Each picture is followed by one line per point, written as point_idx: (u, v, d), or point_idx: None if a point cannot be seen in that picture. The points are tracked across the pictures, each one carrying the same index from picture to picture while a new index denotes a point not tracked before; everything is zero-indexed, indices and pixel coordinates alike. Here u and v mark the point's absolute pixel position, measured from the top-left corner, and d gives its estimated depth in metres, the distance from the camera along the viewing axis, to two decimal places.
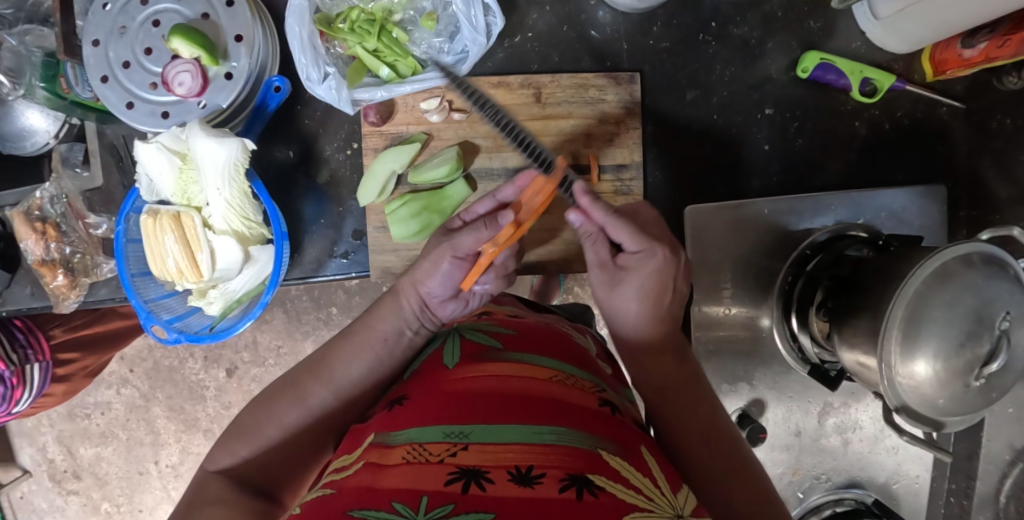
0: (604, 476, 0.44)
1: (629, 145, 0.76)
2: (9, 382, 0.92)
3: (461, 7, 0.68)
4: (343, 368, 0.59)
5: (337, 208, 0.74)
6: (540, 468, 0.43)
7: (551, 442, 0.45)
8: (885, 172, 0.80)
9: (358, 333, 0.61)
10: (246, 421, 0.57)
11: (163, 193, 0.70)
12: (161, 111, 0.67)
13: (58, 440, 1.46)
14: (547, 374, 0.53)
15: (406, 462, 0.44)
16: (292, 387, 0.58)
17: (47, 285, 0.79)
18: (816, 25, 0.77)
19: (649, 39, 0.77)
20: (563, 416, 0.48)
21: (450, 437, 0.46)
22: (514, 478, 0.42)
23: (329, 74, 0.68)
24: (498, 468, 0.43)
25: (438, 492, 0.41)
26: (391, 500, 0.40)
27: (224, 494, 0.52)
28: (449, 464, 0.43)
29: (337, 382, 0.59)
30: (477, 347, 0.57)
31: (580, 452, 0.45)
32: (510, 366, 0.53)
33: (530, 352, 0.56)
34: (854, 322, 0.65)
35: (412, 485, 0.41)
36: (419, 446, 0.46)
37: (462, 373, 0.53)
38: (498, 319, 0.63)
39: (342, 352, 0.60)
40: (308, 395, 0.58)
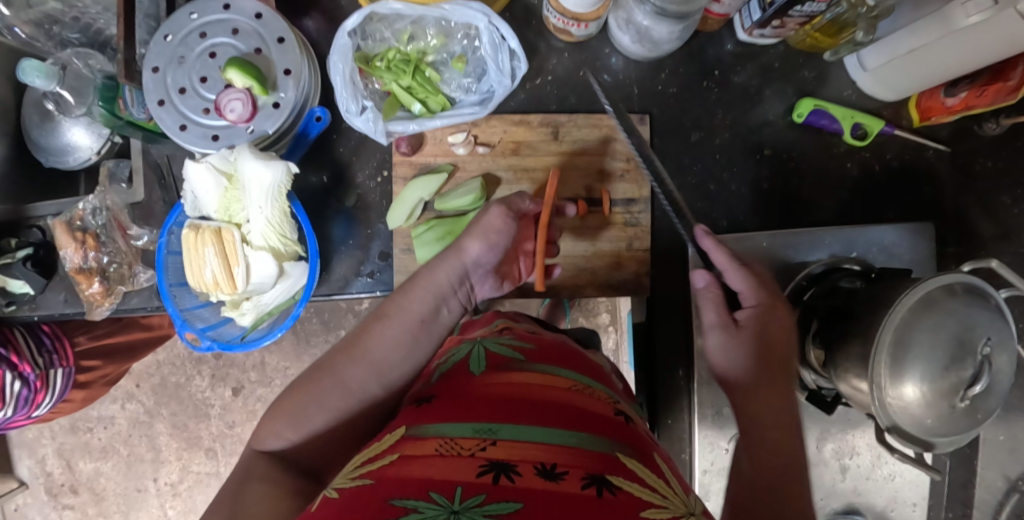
0: (622, 476, 0.48)
1: (637, 181, 0.82)
2: (34, 385, 0.95)
3: (490, 51, 0.74)
4: (380, 350, 0.63)
5: (365, 231, 0.79)
6: (563, 466, 0.47)
7: (574, 443, 0.50)
8: (876, 210, 0.86)
9: (388, 317, 0.64)
10: (286, 403, 0.61)
11: (205, 209, 0.75)
12: (212, 134, 0.72)
13: (59, 453, 1.48)
14: (568, 383, 0.58)
15: (439, 453, 0.48)
16: (329, 369, 0.62)
17: (83, 292, 0.84)
18: (811, 75, 0.85)
19: (657, 85, 0.84)
20: (583, 422, 0.53)
21: (480, 433, 0.50)
22: (541, 472, 0.47)
23: (366, 107, 0.75)
24: (525, 463, 0.47)
25: (471, 483, 0.45)
26: (428, 489, 0.45)
27: (274, 477, 0.57)
28: (479, 458, 0.48)
29: (374, 366, 0.63)
30: (499, 357, 0.62)
31: (600, 454, 0.49)
32: (532, 375, 0.58)
33: (550, 363, 0.61)
34: (847, 347, 0.70)
35: (445, 476, 0.46)
36: (450, 440, 0.50)
37: (494, 378, 0.58)
38: (518, 335, 0.68)
39: (376, 333, 0.63)
40: (347, 378, 0.62)
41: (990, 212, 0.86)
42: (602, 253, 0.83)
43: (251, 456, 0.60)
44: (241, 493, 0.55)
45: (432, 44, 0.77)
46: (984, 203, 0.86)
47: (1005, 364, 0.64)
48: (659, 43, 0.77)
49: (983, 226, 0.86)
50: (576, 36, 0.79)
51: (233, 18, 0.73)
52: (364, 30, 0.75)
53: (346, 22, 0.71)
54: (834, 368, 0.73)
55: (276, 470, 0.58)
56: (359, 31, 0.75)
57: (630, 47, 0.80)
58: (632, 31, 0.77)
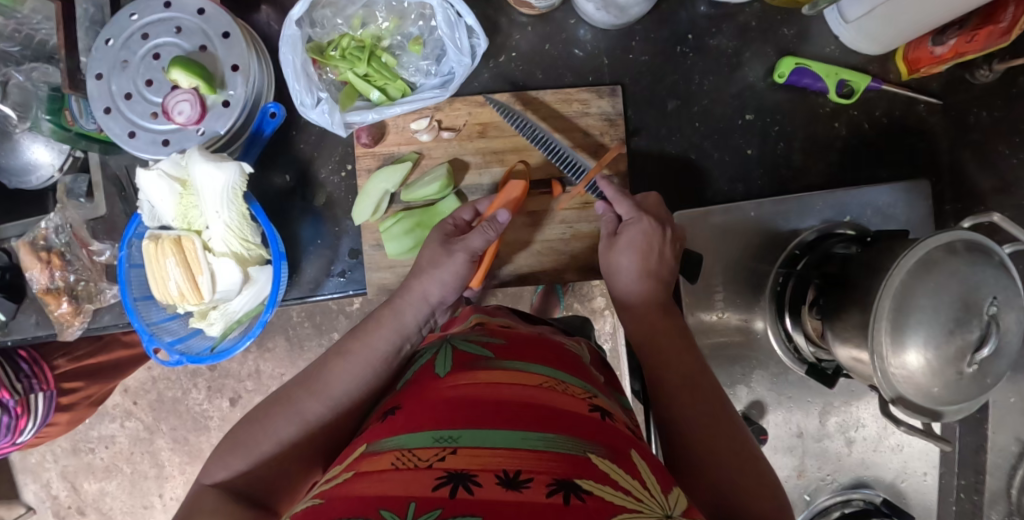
0: (593, 480, 0.45)
1: (614, 155, 0.75)
2: (15, 411, 0.94)
3: (446, 30, 0.70)
4: (339, 383, 0.61)
5: (333, 229, 0.76)
6: (528, 473, 0.44)
7: (541, 447, 0.46)
8: (868, 171, 0.83)
9: (349, 346, 0.63)
10: (240, 435, 0.59)
11: (164, 218, 0.72)
12: (162, 139, 0.70)
13: (63, 476, 1.47)
14: (540, 380, 0.55)
15: (395, 467, 0.45)
16: (286, 403, 0.60)
17: (52, 313, 0.82)
18: (791, 32, 0.80)
19: (628, 54, 0.78)
20: (552, 422, 0.49)
21: (439, 442, 0.47)
22: (502, 482, 0.44)
23: (321, 99, 0.71)
24: (486, 472, 0.44)
25: (426, 497, 0.42)
26: (378, 506, 0.42)
27: (221, 507, 0.53)
28: (437, 469, 0.45)
29: (333, 394, 0.61)
30: (467, 355, 0.59)
31: (567, 456, 0.46)
32: (498, 374, 0.55)
33: (520, 359, 0.58)
34: (844, 316, 0.67)
35: (399, 491, 0.43)
36: (408, 451, 0.47)
37: (458, 380, 0.55)
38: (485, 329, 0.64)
39: (335, 366, 0.62)
40: (303, 409, 0.60)
41: None
42: (581, 234, 0.76)
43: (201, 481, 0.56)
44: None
45: (385, 27, 0.73)
46: None
47: (1015, 323, 0.60)
48: (626, 8, 0.72)
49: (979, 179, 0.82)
50: (539, 8, 0.74)
51: (176, 16, 0.70)
52: (312, 17, 0.71)
53: (292, 11, 0.67)
54: (831, 339, 0.70)
55: (226, 503, 0.54)
56: (307, 19, 0.71)
57: (595, 15, 0.74)
58: None
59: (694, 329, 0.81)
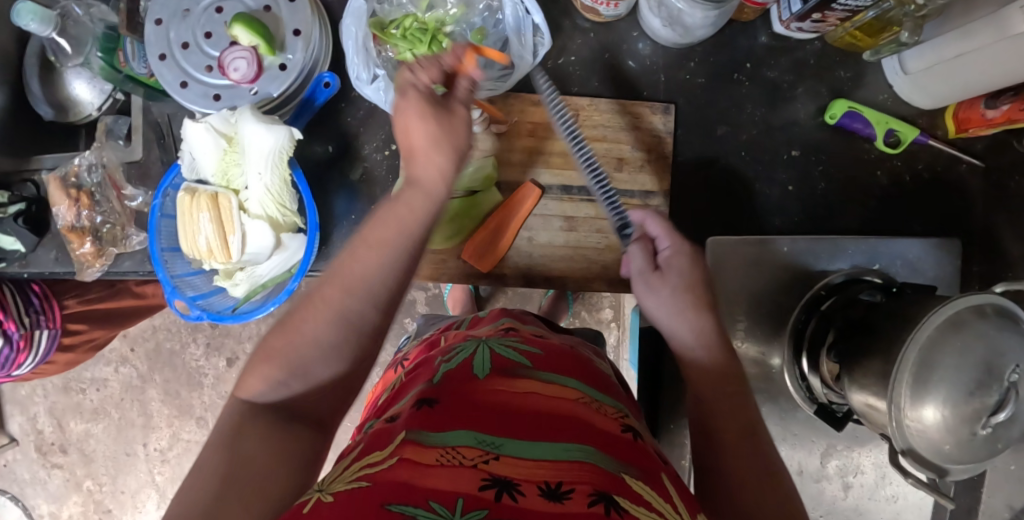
0: (629, 498, 0.46)
1: (658, 173, 0.75)
2: (17, 344, 0.94)
3: (513, 24, 0.70)
4: (367, 273, 0.54)
5: (369, 206, 0.76)
6: (569, 484, 0.46)
7: (581, 458, 0.48)
8: (902, 222, 0.83)
9: (375, 234, 0.55)
10: (273, 344, 0.53)
11: (203, 172, 0.72)
12: (214, 94, 0.70)
13: (50, 412, 1.47)
14: (575, 395, 0.57)
15: (442, 463, 0.47)
16: (313, 300, 0.53)
17: (74, 252, 0.83)
18: (846, 75, 0.81)
19: (685, 74, 0.78)
20: (588, 437, 0.51)
21: (483, 445, 0.49)
22: (544, 492, 0.45)
23: (378, 76, 0.71)
24: (529, 482, 0.46)
25: (473, 496, 0.44)
26: (427, 498, 0.43)
27: (274, 436, 0.49)
28: (482, 470, 0.46)
29: (364, 284, 0.54)
30: (505, 361, 0.60)
31: (605, 473, 0.48)
32: (537, 385, 0.57)
33: (557, 373, 0.60)
34: (866, 362, 0.67)
35: (447, 486, 0.44)
36: (453, 450, 0.48)
37: (500, 386, 0.56)
38: (521, 337, 0.67)
39: (360, 249, 0.55)
40: (330, 306, 0.53)
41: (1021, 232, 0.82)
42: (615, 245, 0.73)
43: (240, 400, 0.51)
44: (236, 450, 0.47)
45: (451, 13, 0.72)
46: (1015, 221, 0.82)
47: None
48: (691, 29, 0.72)
49: (1012, 247, 0.82)
50: (604, 17, 0.74)
51: None
52: None
53: None
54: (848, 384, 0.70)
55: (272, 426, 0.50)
56: None
57: (659, 33, 0.74)
58: (664, 13, 0.72)
59: None
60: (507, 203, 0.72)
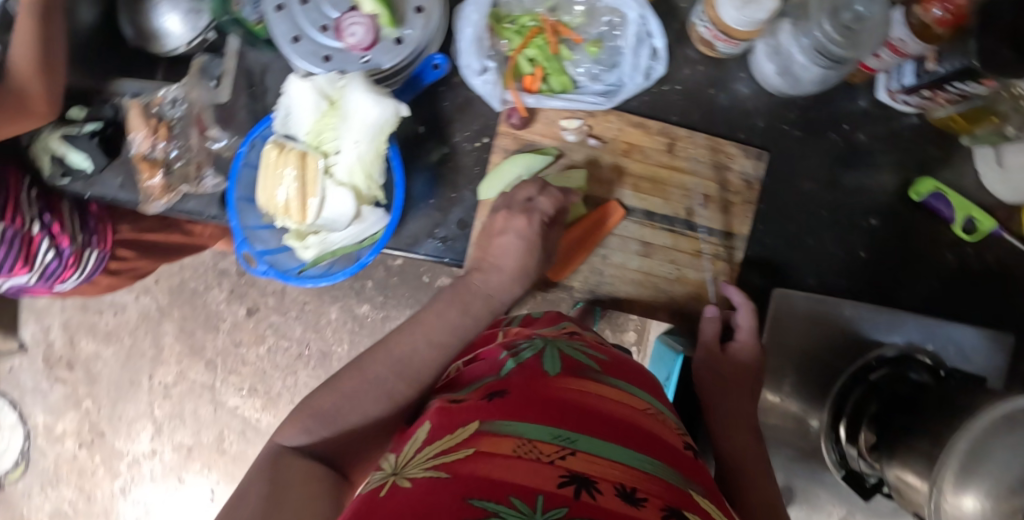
0: (699, 514, 0.46)
1: (740, 216, 0.75)
2: (66, 260, 0.93)
3: (631, 43, 0.71)
4: (407, 350, 0.61)
5: (450, 194, 0.76)
6: (643, 492, 0.46)
7: (652, 471, 0.48)
8: (963, 309, 0.83)
9: (420, 323, 0.64)
10: (319, 403, 0.58)
11: (295, 129, 0.72)
12: (324, 55, 0.69)
13: (64, 327, 1.48)
14: (643, 406, 0.56)
15: (519, 456, 0.46)
16: (357, 366, 0.60)
17: (143, 182, 0.82)
18: (938, 154, 0.81)
19: (782, 123, 0.78)
20: (656, 450, 0.51)
21: (559, 440, 0.48)
22: (620, 494, 0.45)
23: (487, 69, 0.70)
24: (605, 481, 0.45)
25: (552, 494, 0.43)
26: (508, 494, 0.43)
27: (308, 475, 0.52)
28: (559, 467, 0.46)
29: (404, 364, 0.61)
30: (576, 361, 0.59)
31: (673, 488, 0.47)
32: (607, 389, 0.56)
33: (624, 380, 0.59)
34: (913, 441, 0.64)
35: (526, 482, 0.44)
36: (529, 443, 0.48)
37: (572, 384, 0.55)
38: (589, 341, 0.66)
39: (407, 333, 0.63)
40: (375, 370, 0.60)
41: None
42: (686, 279, 0.75)
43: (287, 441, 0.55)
44: (277, 481, 0.50)
45: (570, 20, 0.72)
46: None
47: None
48: (802, 82, 0.72)
49: None
50: (718, 52, 0.74)
51: None
52: None
53: None
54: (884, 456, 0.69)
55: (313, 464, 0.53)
56: None
57: (769, 79, 0.74)
58: (779, 61, 0.72)
59: None
60: (590, 218, 0.73)
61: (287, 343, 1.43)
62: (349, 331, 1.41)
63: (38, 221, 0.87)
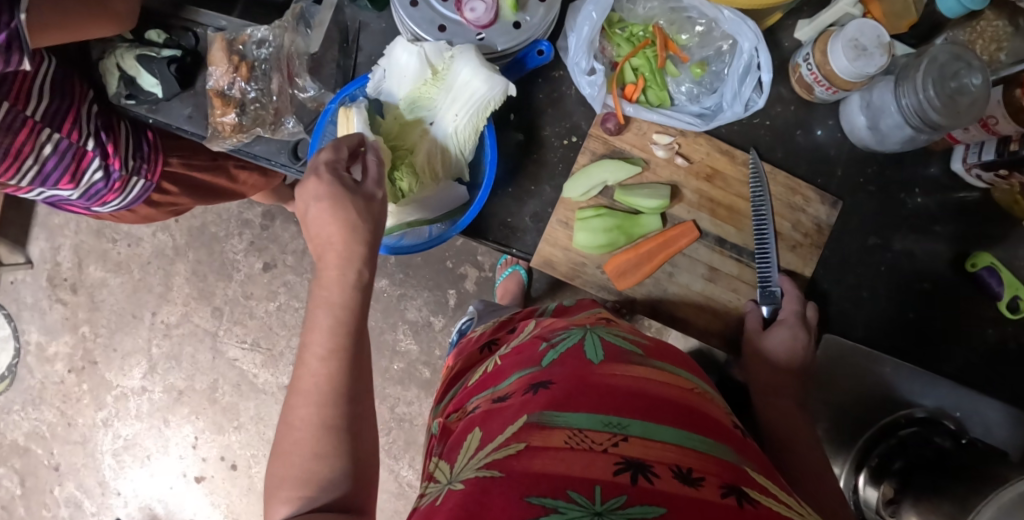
0: (756, 489, 0.48)
1: (806, 257, 0.76)
2: (112, 183, 0.90)
3: (739, 71, 0.71)
4: (308, 375, 0.57)
5: (529, 186, 0.75)
6: (700, 472, 0.47)
7: (705, 449, 0.50)
8: (993, 386, 0.85)
9: (303, 348, 0.58)
10: (278, 470, 0.55)
11: (389, 92, 0.71)
12: (439, 24, 0.69)
13: (74, 249, 1.45)
14: (688, 386, 0.58)
15: (571, 447, 0.48)
16: (283, 417, 0.57)
17: (214, 117, 0.83)
18: (998, 232, 0.83)
19: (859, 176, 0.80)
20: (708, 429, 0.53)
21: (610, 428, 0.50)
22: (677, 476, 0.47)
23: (596, 70, 0.71)
24: (661, 465, 0.47)
25: (609, 483, 0.46)
26: (566, 488, 0.45)
27: None
28: (613, 455, 0.48)
29: (315, 390, 0.56)
30: (616, 346, 0.61)
31: (729, 464, 0.49)
32: (652, 372, 0.57)
33: (665, 362, 0.61)
34: (936, 500, 0.66)
35: (582, 474, 0.46)
36: (580, 433, 0.50)
37: (616, 369, 0.57)
38: (626, 329, 0.67)
39: (305, 356, 0.58)
40: (302, 414, 0.56)
41: None
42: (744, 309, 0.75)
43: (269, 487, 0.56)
44: None
45: (683, 37, 0.73)
46: None
47: None
48: (887, 137, 0.74)
49: None
50: (814, 96, 0.76)
51: None
52: None
53: None
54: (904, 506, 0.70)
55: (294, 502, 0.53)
56: None
57: (857, 131, 0.76)
58: (870, 113, 0.74)
59: None
60: (663, 235, 0.74)
61: (298, 304, 1.42)
62: None
63: (94, 138, 0.84)
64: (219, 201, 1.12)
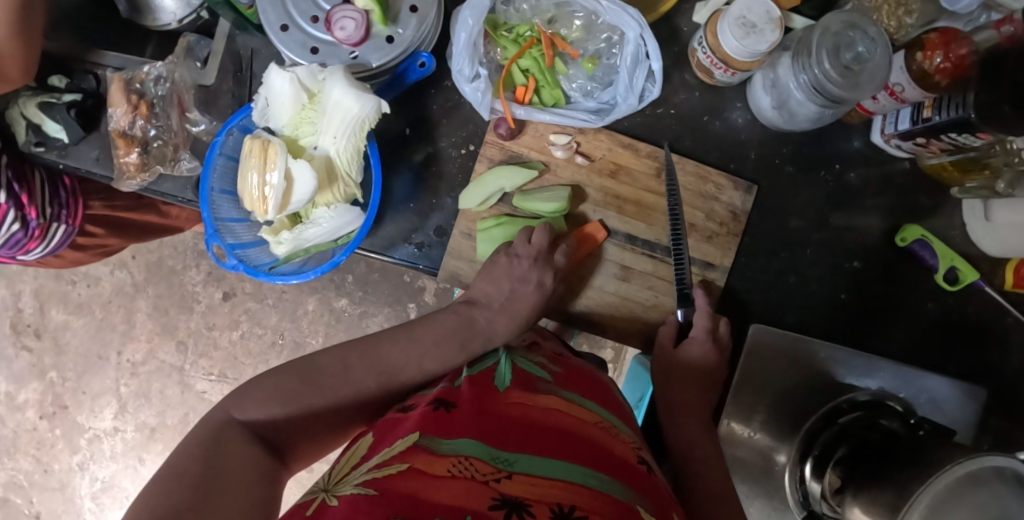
0: None
1: (723, 247, 0.74)
2: (32, 232, 0.87)
3: (629, 63, 0.69)
4: (389, 354, 0.63)
5: (431, 200, 0.74)
6: (581, 512, 0.45)
7: (594, 487, 0.48)
8: (938, 360, 0.81)
9: (403, 335, 0.65)
10: (290, 382, 0.59)
11: (273, 122, 0.69)
12: (312, 47, 0.68)
13: (34, 294, 1.43)
14: (592, 420, 0.57)
15: (452, 476, 0.46)
16: (310, 365, 0.61)
17: (118, 158, 0.80)
18: (927, 202, 0.80)
19: (774, 158, 0.77)
20: (604, 466, 0.51)
21: (496, 461, 0.48)
22: (556, 516, 0.44)
23: (480, 76, 0.68)
24: (540, 503, 0.44)
25: (481, 514, 0.42)
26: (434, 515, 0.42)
27: (254, 455, 0.53)
28: (493, 488, 0.45)
29: (382, 367, 0.63)
30: (528, 377, 0.61)
31: (617, 503, 0.47)
32: (557, 405, 0.57)
33: (574, 395, 0.60)
34: (877, 492, 0.62)
35: (455, 503, 0.43)
36: (466, 461, 0.47)
37: (519, 400, 0.56)
38: (544, 357, 0.67)
39: (385, 343, 0.64)
40: (360, 376, 0.62)
41: None
42: (660, 307, 0.73)
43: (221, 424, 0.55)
44: (213, 461, 0.50)
45: (570, 34, 0.71)
46: None
47: None
48: (796, 116, 0.71)
49: None
50: (716, 80, 0.73)
51: None
52: None
53: None
54: (847, 499, 0.66)
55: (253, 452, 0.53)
56: None
57: (765, 112, 0.73)
58: (775, 93, 0.71)
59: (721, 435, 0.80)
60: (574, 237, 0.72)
61: (261, 331, 1.40)
62: (325, 324, 1.39)
63: (6, 189, 0.81)
64: (152, 236, 1.11)
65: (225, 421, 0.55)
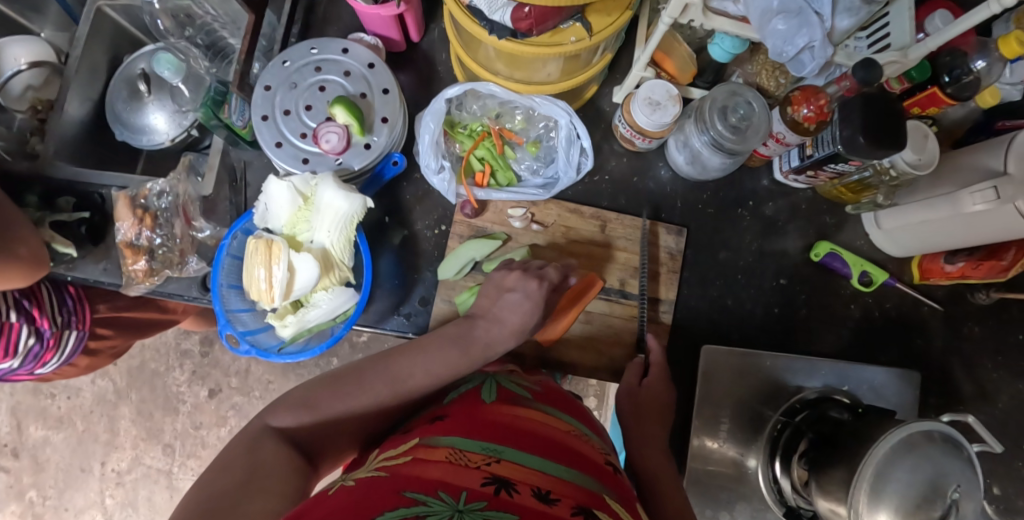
0: (605, 513, 0.54)
1: (667, 283, 0.88)
2: (47, 342, 0.96)
3: (564, 143, 0.86)
4: (403, 367, 0.70)
5: (413, 275, 0.86)
6: (557, 494, 0.53)
7: (567, 477, 0.56)
8: (871, 352, 0.94)
9: (418, 351, 0.72)
10: (314, 393, 0.68)
11: (273, 223, 0.81)
12: (303, 158, 0.81)
13: (11, 412, 1.45)
14: (567, 428, 0.66)
15: (449, 460, 0.55)
16: (336, 380, 0.69)
17: (127, 267, 0.89)
18: (831, 220, 0.94)
19: (696, 203, 0.92)
20: (576, 463, 0.60)
21: (486, 451, 0.57)
22: (535, 495, 0.53)
23: (444, 167, 0.83)
24: (523, 484, 0.53)
25: (474, 490, 0.51)
26: (438, 488, 0.50)
27: (281, 456, 0.63)
28: (483, 471, 0.54)
29: (402, 386, 0.69)
30: (509, 392, 0.70)
31: (585, 489, 0.56)
32: (536, 415, 0.66)
33: (552, 408, 0.70)
34: (831, 472, 0.73)
35: (454, 480, 0.52)
36: (460, 452, 0.57)
37: (503, 409, 0.65)
38: (525, 377, 0.77)
39: (403, 356, 0.71)
40: (375, 385, 0.68)
41: (971, 373, 0.93)
42: (621, 341, 0.86)
43: (258, 432, 0.64)
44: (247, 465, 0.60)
45: (514, 124, 0.88)
46: (965, 365, 0.93)
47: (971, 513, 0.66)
48: (708, 169, 0.87)
49: (963, 384, 0.93)
50: (638, 147, 0.88)
51: (348, 62, 0.84)
52: (460, 101, 0.86)
53: (446, 90, 0.82)
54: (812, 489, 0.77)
55: (281, 454, 0.63)
56: (455, 101, 0.86)
57: (680, 167, 0.89)
58: (687, 151, 0.86)
59: (695, 453, 0.89)
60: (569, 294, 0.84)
61: None
62: None
63: (15, 308, 0.90)
64: (150, 331, 1.18)
65: (260, 429, 0.65)
